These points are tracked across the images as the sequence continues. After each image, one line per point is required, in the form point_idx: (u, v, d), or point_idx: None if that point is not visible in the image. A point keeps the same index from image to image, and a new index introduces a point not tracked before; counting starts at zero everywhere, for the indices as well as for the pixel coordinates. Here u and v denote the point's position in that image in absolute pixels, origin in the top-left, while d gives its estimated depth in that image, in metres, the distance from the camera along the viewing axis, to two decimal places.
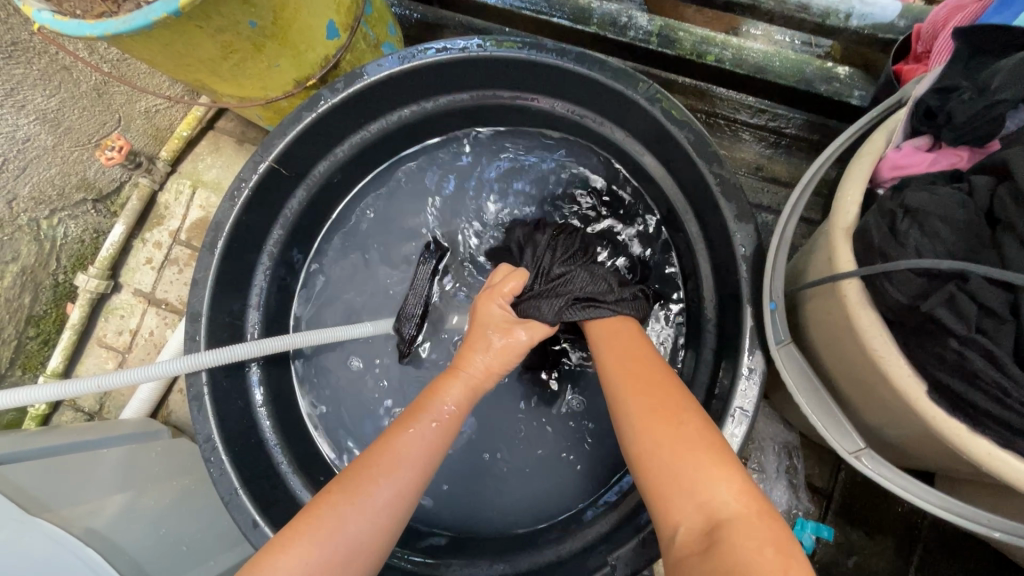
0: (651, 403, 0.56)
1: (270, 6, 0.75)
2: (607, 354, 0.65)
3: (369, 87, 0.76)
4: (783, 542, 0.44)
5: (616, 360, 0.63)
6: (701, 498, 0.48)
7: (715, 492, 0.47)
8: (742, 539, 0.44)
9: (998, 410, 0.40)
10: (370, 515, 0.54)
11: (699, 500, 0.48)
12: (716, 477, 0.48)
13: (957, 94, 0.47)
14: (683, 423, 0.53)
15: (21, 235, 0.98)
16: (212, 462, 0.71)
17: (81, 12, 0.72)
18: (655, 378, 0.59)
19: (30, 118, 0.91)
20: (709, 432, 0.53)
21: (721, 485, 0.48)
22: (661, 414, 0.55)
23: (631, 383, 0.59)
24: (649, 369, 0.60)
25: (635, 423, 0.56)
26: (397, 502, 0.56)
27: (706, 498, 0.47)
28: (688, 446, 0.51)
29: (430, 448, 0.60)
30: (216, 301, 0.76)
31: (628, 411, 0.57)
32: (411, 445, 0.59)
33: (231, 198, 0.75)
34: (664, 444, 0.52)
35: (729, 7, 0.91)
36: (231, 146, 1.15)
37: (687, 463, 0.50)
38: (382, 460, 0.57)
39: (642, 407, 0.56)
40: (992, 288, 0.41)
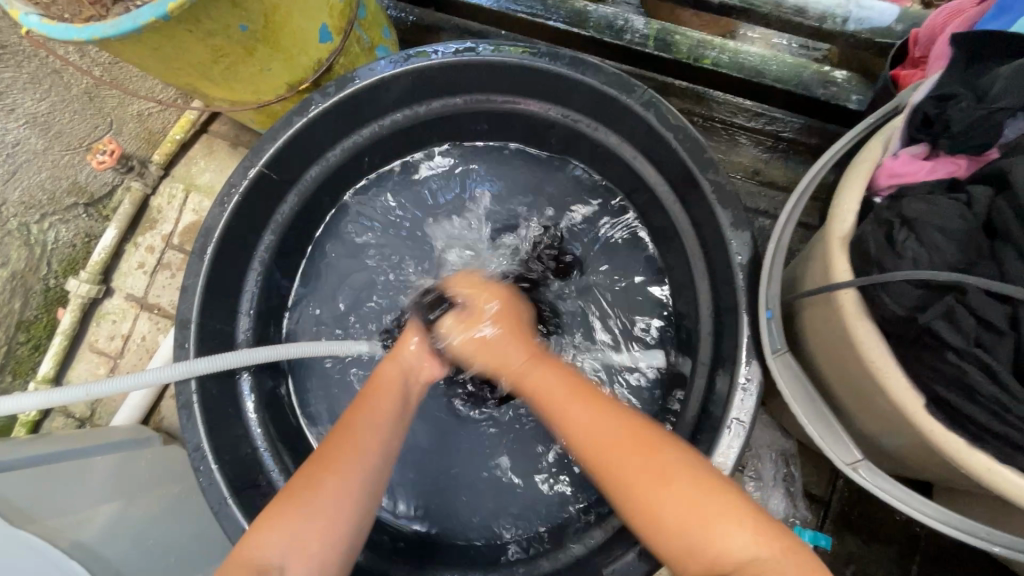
0: (651, 467, 0.52)
1: (261, 10, 0.74)
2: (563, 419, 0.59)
3: (361, 91, 0.76)
4: (737, 514, 0.49)
5: (554, 395, 0.61)
6: (655, 509, 0.51)
7: (662, 497, 0.51)
8: (703, 533, 0.48)
9: (997, 424, 0.39)
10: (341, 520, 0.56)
11: (657, 510, 0.51)
12: (656, 484, 0.51)
13: (955, 101, 0.46)
14: (685, 476, 0.51)
15: (10, 240, 0.97)
16: (202, 471, 0.70)
17: (70, 15, 0.71)
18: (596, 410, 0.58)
19: (20, 121, 0.91)
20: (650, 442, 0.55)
21: (733, 530, 0.48)
22: (614, 449, 0.54)
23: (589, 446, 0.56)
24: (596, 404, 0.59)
25: (645, 501, 0.51)
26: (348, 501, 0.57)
27: (728, 556, 0.47)
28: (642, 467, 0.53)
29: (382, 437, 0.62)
30: (207, 308, 0.75)
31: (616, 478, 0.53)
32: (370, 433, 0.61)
33: (221, 203, 0.74)
34: (675, 506, 0.50)
35: (726, 11, 0.90)
36: (225, 149, 1.14)
37: (642, 482, 0.52)
38: (335, 464, 0.57)
39: (648, 474, 0.52)
40: (991, 301, 0.40)
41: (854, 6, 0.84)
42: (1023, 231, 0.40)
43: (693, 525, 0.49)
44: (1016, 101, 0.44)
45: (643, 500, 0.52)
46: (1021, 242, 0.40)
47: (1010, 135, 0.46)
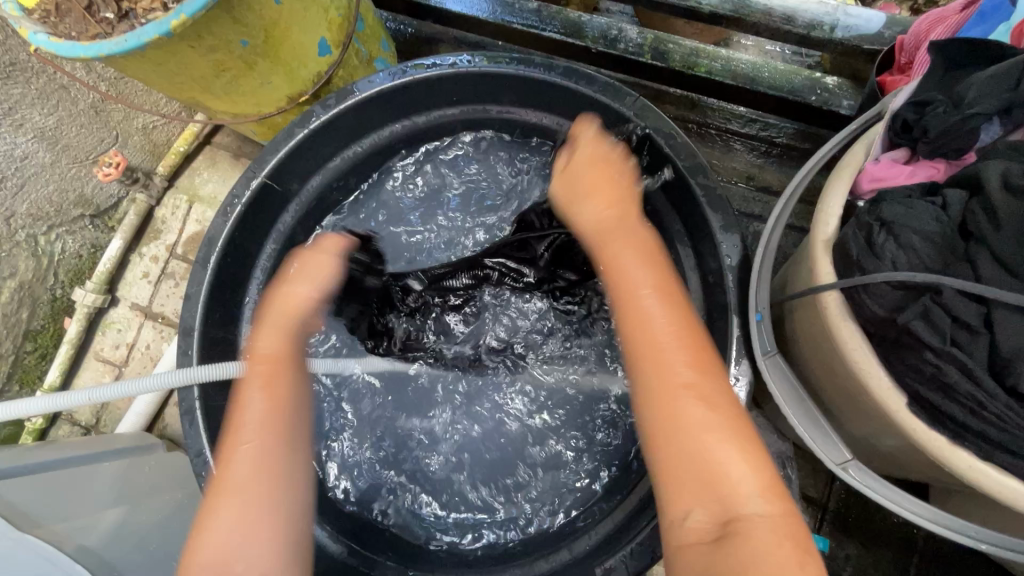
0: (700, 385, 0.51)
1: (261, 25, 0.77)
2: (642, 323, 0.55)
3: (360, 103, 0.78)
4: (800, 541, 0.44)
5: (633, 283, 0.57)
6: (721, 490, 0.46)
7: (737, 481, 0.46)
8: (758, 533, 0.44)
9: (974, 422, 0.40)
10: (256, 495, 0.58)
11: (720, 490, 0.46)
12: (740, 468, 0.47)
13: (933, 107, 0.47)
14: (723, 417, 0.50)
15: (18, 251, 0.99)
16: (204, 476, 0.71)
17: (77, 32, 0.73)
18: (695, 350, 0.53)
19: (28, 136, 0.92)
20: (737, 422, 0.50)
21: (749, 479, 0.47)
22: (691, 398, 0.50)
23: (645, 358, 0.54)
24: (681, 332, 0.54)
25: (680, 420, 0.50)
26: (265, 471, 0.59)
27: (727, 495, 0.46)
28: (723, 434, 0.49)
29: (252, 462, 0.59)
30: (209, 315, 0.77)
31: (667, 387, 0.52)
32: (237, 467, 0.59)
33: (223, 214, 0.76)
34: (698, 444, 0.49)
35: (716, 20, 0.92)
36: (227, 161, 1.17)
37: (718, 453, 0.48)
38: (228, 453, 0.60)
39: (680, 399, 0.50)
40: (967, 300, 0.41)
41: (841, 14, 0.86)
42: (996, 233, 0.40)
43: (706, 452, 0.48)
44: (991, 107, 0.45)
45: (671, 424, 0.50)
46: (994, 243, 0.41)
47: (986, 140, 0.47)
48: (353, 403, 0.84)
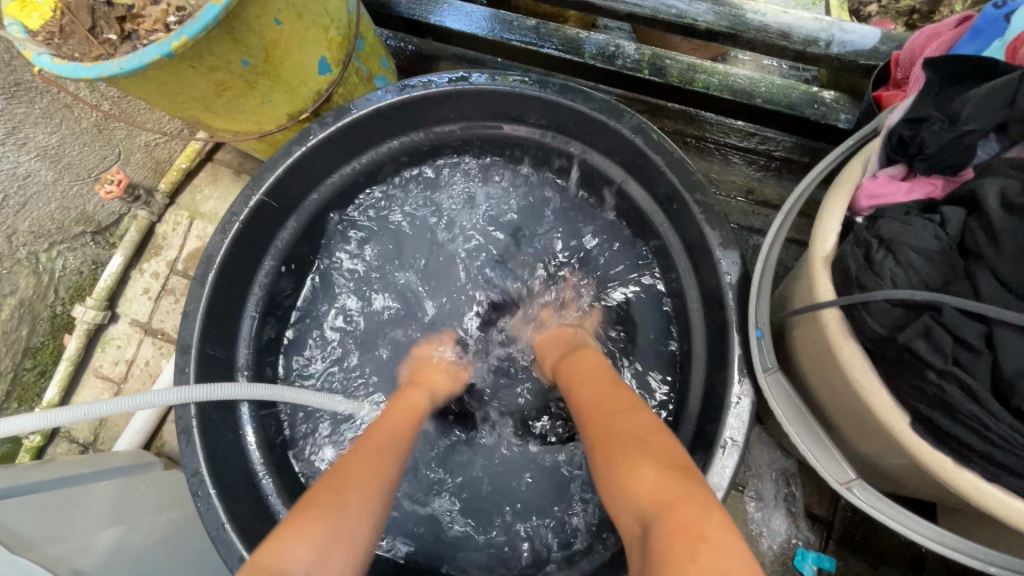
0: (621, 421, 0.55)
1: (262, 45, 0.78)
2: (591, 395, 0.62)
3: (358, 121, 0.78)
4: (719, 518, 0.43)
5: (591, 381, 0.65)
6: (642, 488, 0.47)
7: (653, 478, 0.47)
8: (680, 517, 0.43)
9: (979, 443, 0.39)
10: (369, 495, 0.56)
11: (642, 486, 0.47)
12: (656, 467, 0.48)
13: (929, 124, 0.47)
14: (636, 436, 0.53)
15: (20, 268, 1.00)
16: (199, 496, 0.71)
17: (80, 53, 0.74)
18: (616, 400, 0.60)
19: (31, 154, 0.93)
20: (656, 434, 0.54)
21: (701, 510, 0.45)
22: (613, 426, 0.55)
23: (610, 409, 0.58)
24: (610, 393, 0.61)
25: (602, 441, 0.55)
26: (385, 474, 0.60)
27: (649, 488, 0.47)
28: (638, 441, 0.52)
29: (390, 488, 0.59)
30: (207, 333, 0.77)
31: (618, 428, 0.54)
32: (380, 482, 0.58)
33: (222, 231, 0.76)
34: (646, 466, 0.49)
35: (712, 36, 0.93)
36: (228, 177, 1.17)
37: (637, 453, 0.50)
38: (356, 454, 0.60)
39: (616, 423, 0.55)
40: (968, 319, 0.40)
41: (836, 30, 0.87)
42: (995, 252, 0.40)
43: (653, 470, 0.48)
44: (988, 124, 0.44)
45: (626, 452, 0.51)
46: (994, 261, 0.40)
47: (983, 156, 0.47)
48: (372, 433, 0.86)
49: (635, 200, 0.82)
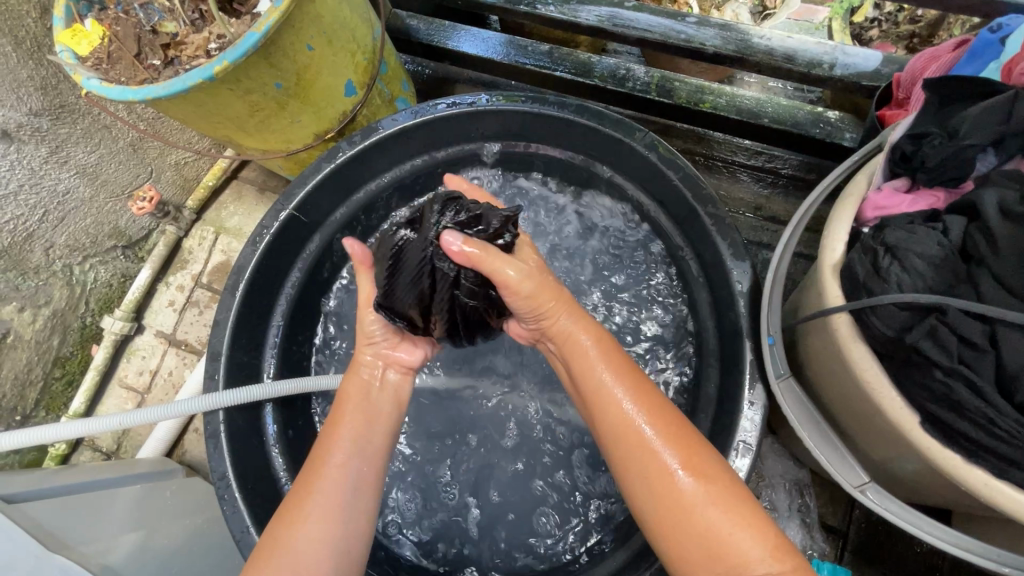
0: (684, 454, 0.52)
1: (294, 69, 0.82)
2: (601, 405, 0.57)
3: (383, 140, 0.83)
4: None
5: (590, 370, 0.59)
6: (733, 560, 0.47)
7: (747, 551, 0.47)
8: None
9: (986, 438, 0.41)
10: (340, 519, 0.56)
11: (731, 560, 0.47)
12: (746, 535, 0.47)
13: (929, 140, 0.50)
14: (710, 480, 0.51)
15: (54, 280, 1.04)
16: (226, 499, 0.73)
17: (125, 76, 0.80)
18: (664, 419, 0.55)
19: (71, 171, 0.98)
20: (725, 477, 0.52)
21: (750, 542, 0.47)
22: (682, 459, 0.52)
23: (619, 417, 0.55)
24: (650, 402, 0.56)
25: (653, 475, 0.52)
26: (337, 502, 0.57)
27: (739, 561, 0.46)
28: (715, 494, 0.50)
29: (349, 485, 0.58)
30: (236, 340, 0.80)
31: (649, 466, 0.52)
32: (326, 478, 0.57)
33: (253, 244, 0.80)
34: (704, 498, 0.50)
35: (719, 59, 0.97)
36: (253, 195, 1.22)
37: (713, 512, 0.49)
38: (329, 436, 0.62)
39: (654, 458, 0.52)
40: (971, 320, 0.42)
41: (839, 53, 0.91)
42: (994, 257, 0.42)
43: (697, 520, 0.49)
44: (984, 139, 0.47)
45: (698, 508, 0.49)
46: (994, 266, 0.42)
47: (981, 169, 0.50)
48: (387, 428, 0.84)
49: (649, 215, 0.85)
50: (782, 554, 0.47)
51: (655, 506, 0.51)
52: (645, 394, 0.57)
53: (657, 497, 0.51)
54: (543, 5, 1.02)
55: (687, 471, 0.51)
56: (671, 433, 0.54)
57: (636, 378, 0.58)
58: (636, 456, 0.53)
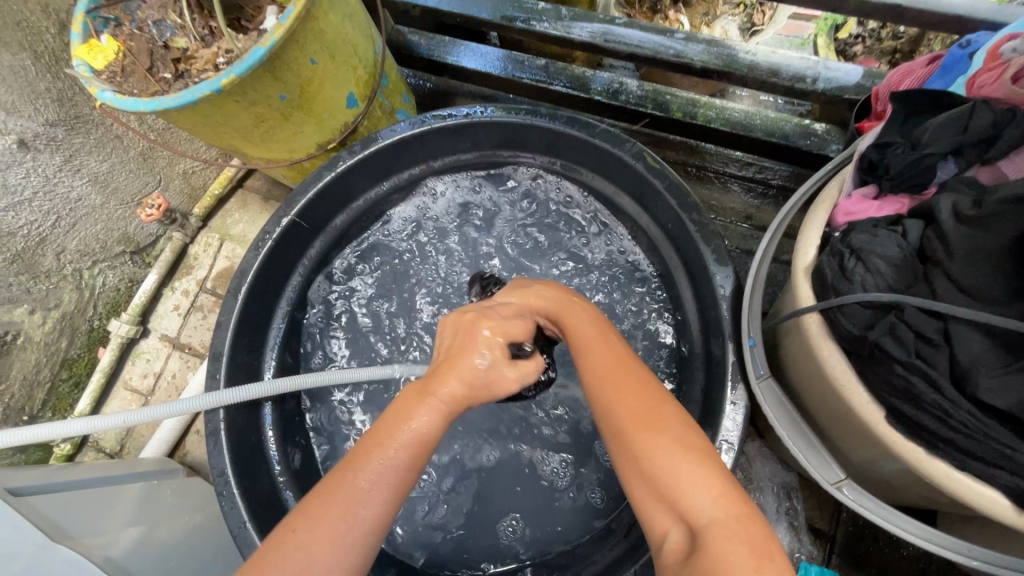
0: (645, 410, 0.54)
1: (297, 82, 0.86)
2: (591, 375, 0.60)
3: (382, 149, 0.86)
4: (761, 546, 0.45)
5: (593, 342, 0.63)
6: (682, 508, 0.48)
7: (695, 500, 0.48)
8: (715, 542, 0.45)
9: (944, 430, 0.43)
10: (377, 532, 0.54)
11: (680, 508, 0.49)
12: (695, 484, 0.49)
13: (893, 149, 0.52)
14: (667, 434, 0.52)
15: (64, 284, 1.08)
16: (225, 495, 0.75)
17: (137, 90, 0.83)
18: (627, 381, 0.57)
19: (83, 179, 1.02)
20: (684, 432, 0.53)
21: (700, 486, 0.49)
22: (640, 416, 0.54)
23: (597, 380, 0.59)
24: (617, 366, 0.59)
25: (617, 433, 0.55)
26: (381, 489, 0.54)
27: (687, 508, 0.48)
28: (668, 448, 0.51)
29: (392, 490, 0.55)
30: (237, 341, 0.83)
31: (612, 414, 0.56)
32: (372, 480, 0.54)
33: (256, 248, 0.83)
34: (657, 451, 0.51)
35: (708, 74, 1.00)
36: (258, 203, 1.26)
37: (665, 465, 0.50)
38: (398, 416, 0.57)
39: (618, 416, 0.55)
40: (928, 318, 0.44)
41: (822, 68, 0.94)
42: (948, 258, 0.45)
43: (648, 464, 0.51)
44: (944, 147, 0.50)
45: (652, 460, 0.51)
46: (949, 267, 0.45)
47: (943, 176, 0.52)
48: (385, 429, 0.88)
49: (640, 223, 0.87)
50: (731, 502, 0.48)
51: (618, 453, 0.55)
52: (614, 359, 0.60)
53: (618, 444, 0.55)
54: (539, 22, 1.05)
55: (647, 419, 0.54)
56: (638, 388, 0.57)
57: (608, 341, 0.63)
58: (603, 407, 0.57)
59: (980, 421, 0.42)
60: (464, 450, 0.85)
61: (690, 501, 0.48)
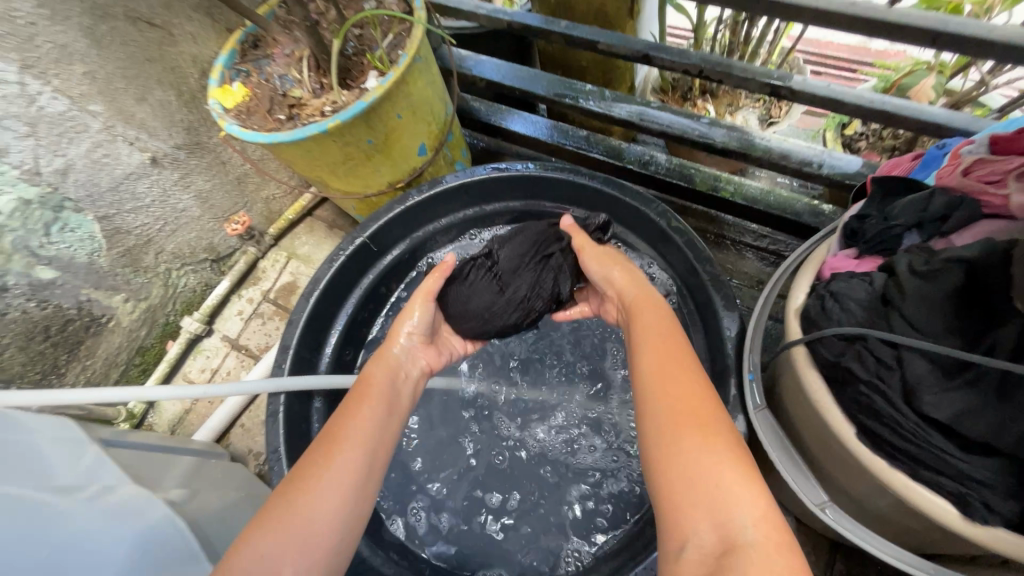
0: (694, 413, 0.56)
1: (384, 130, 1.05)
2: (650, 367, 0.64)
3: (445, 191, 1.02)
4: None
5: (653, 337, 0.68)
6: (720, 517, 0.48)
7: (735, 512, 0.47)
8: (751, 565, 0.43)
9: (899, 440, 0.51)
10: (318, 534, 0.60)
11: (718, 518, 0.48)
12: (737, 497, 0.48)
13: (869, 220, 0.65)
14: (711, 440, 0.53)
15: (154, 281, 1.24)
16: (276, 469, 0.86)
17: (256, 127, 1.03)
18: (687, 382, 0.60)
19: (190, 194, 1.21)
20: (735, 448, 0.53)
21: (744, 505, 0.48)
22: (688, 416, 0.56)
23: (649, 374, 0.63)
24: (678, 368, 0.63)
25: (661, 428, 0.56)
26: (337, 483, 0.63)
27: (727, 519, 0.47)
28: (710, 454, 0.52)
29: (341, 494, 0.63)
30: (302, 339, 0.96)
31: (659, 412, 0.58)
32: (321, 484, 0.63)
33: (330, 261, 0.98)
34: (698, 455, 0.52)
35: (727, 154, 1.16)
36: (323, 229, 1.43)
37: (705, 468, 0.51)
38: (319, 465, 0.64)
39: (664, 414, 0.57)
40: (886, 347, 0.54)
41: (827, 156, 1.08)
42: (904, 301, 0.56)
43: (696, 461, 0.52)
44: (909, 221, 0.62)
45: (692, 463, 0.52)
46: (904, 308, 0.55)
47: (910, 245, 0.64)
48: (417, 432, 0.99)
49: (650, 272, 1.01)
50: (771, 527, 0.46)
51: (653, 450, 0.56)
52: (675, 361, 0.64)
53: (661, 439, 0.55)
54: (585, 100, 1.24)
55: (704, 425, 0.54)
56: (696, 400, 0.58)
57: (677, 360, 0.64)
58: (654, 411, 0.59)
59: (927, 433, 0.51)
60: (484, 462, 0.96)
61: (732, 507, 0.48)
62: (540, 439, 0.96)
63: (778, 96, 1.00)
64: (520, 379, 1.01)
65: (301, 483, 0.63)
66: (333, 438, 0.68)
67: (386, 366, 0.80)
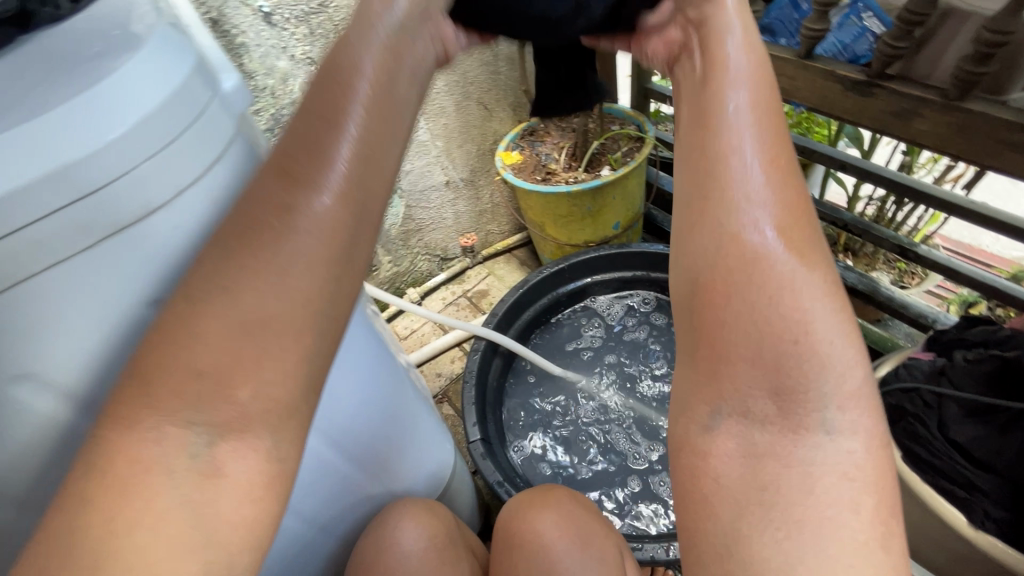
0: (794, 255, 0.43)
1: (600, 203, 1.51)
2: (744, 183, 0.44)
3: (630, 252, 1.49)
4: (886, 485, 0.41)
5: (765, 129, 0.45)
6: (793, 404, 0.42)
7: (815, 385, 0.42)
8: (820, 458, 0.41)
9: (928, 454, 0.78)
10: (282, 270, 0.42)
11: (780, 400, 0.42)
12: (812, 373, 0.42)
13: (946, 332, 0.91)
14: (795, 294, 0.42)
15: (405, 257, 1.74)
16: (467, 383, 1.26)
17: (522, 178, 1.54)
18: (794, 210, 0.45)
19: (453, 211, 1.77)
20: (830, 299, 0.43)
21: (824, 382, 0.42)
22: (785, 257, 0.43)
23: (739, 191, 0.44)
24: (788, 189, 0.45)
25: (746, 285, 0.42)
26: (311, 238, 0.42)
27: (796, 396, 0.42)
28: (789, 316, 0.42)
29: (315, 240, 0.43)
30: (504, 314, 1.42)
31: (744, 250, 0.43)
32: (288, 228, 0.42)
33: (542, 270, 1.47)
34: (774, 319, 0.42)
35: (857, 293, 1.43)
36: (517, 263, 1.90)
37: (780, 337, 0.42)
38: (261, 213, 0.43)
39: (759, 263, 0.43)
40: (937, 397, 0.80)
41: (943, 316, 1.33)
42: (954, 371, 0.81)
43: (773, 311, 0.42)
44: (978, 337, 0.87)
45: (765, 332, 0.42)
46: (953, 375, 0.81)
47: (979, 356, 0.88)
48: (552, 406, 1.42)
49: None
50: (851, 400, 0.42)
51: (700, 288, 0.44)
52: (780, 165, 0.45)
53: (727, 271, 0.43)
54: None
55: (799, 263, 0.43)
56: (796, 211, 0.45)
57: (782, 149, 0.46)
58: (757, 236, 0.43)
59: (949, 451, 0.76)
60: (591, 440, 1.35)
61: (812, 383, 0.42)
62: (638, 441, 1.33)
63: (905, 256, 1.31)
64: (632, 399, 1.41)
65: (251, 252, 0.42)
66: (286, 155, 0.44)
67: (379, 70, 0.48)
